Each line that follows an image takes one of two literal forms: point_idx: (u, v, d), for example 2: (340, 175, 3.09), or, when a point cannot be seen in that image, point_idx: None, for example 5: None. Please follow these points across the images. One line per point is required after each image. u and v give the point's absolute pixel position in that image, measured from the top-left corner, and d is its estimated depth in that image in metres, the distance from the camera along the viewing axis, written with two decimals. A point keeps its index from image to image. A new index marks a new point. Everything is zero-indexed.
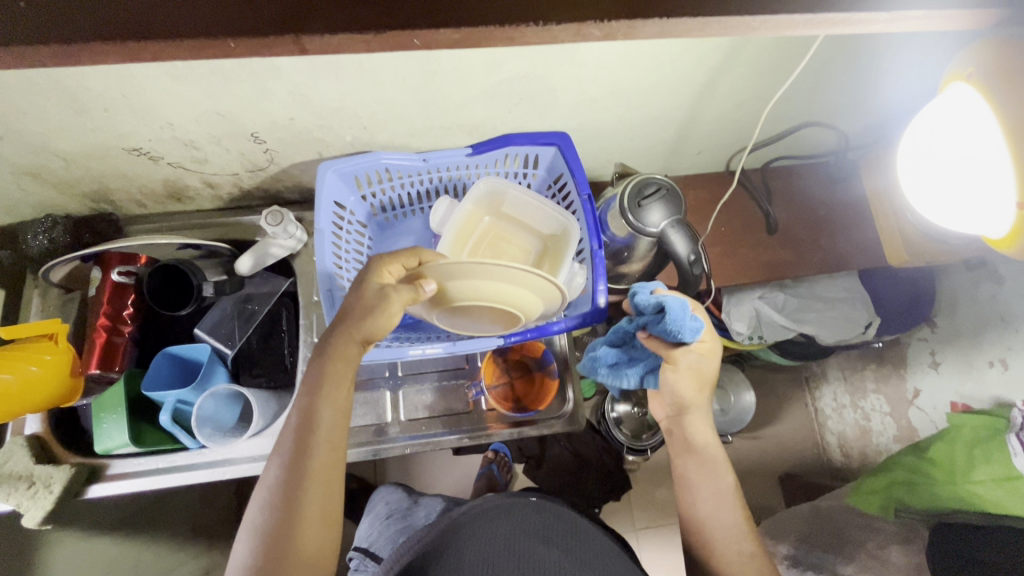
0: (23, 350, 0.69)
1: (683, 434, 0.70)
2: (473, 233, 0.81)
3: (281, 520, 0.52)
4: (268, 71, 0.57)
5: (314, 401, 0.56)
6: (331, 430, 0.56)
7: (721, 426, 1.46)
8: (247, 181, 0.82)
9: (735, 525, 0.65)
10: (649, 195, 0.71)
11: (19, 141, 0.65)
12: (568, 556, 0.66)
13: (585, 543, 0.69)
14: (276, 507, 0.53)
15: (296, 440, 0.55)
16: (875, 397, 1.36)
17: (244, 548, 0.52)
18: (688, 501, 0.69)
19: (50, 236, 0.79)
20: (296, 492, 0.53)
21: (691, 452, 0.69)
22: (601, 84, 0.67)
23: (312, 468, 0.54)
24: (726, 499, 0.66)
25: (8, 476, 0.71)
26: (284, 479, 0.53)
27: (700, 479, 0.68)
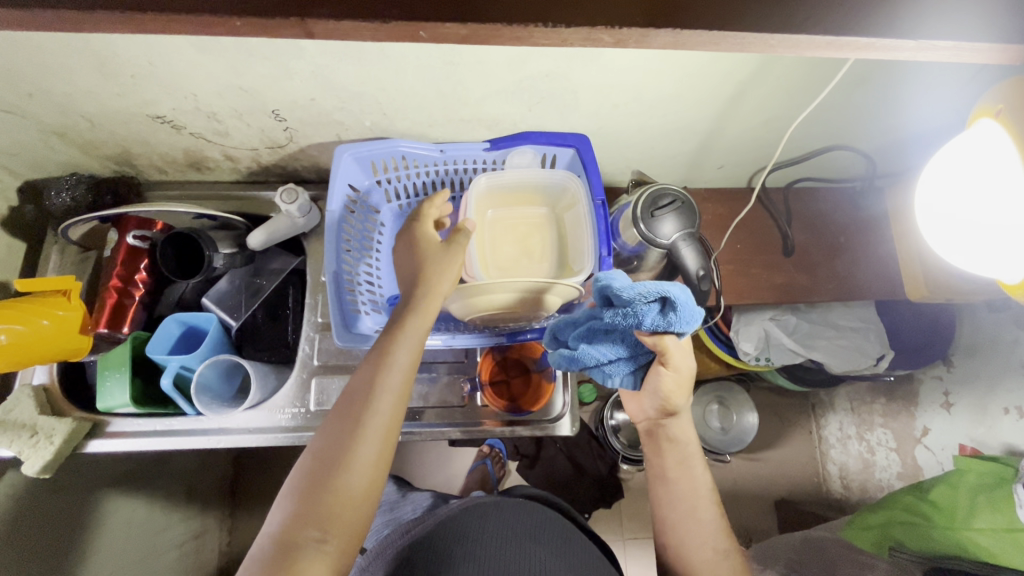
0: (40, 305, 0.71)
1: (663, 434, 0.70)
2: (522, 203, 0.84)
3: (331, 461, 0.52)
4: (292, 51, 0.58)
5: (384, 349, 0.59)
6: (395, 381, 0.57)
7: (721, 444, 1.44)
8: (265, 157, 0.82)
9: (713, 525, 0.65)
10: (663, 207, 0.70)
11: (48, 100, 0.66)
12: (561, 558, 0.65)
13: (578, 550, 0.69)
14: (327, 447, 0.53)
15: (360, 384, 0.57)
16: (882, 432, 1.35)
17: (298, 469, 0.53)
18: (668, 502, 0.67)
19: (73, 194, 0.81)
20: (352, 434, 0.53)
21: (672, 449, 0.69)
22: (624, 88, 0.66)
23: (369, 412, 0.55)
24: (703, 498, 0.66)
25: (12, 424, 0.73)
26: (340, 421, 0.55)
27: (679, 477, 0.68)
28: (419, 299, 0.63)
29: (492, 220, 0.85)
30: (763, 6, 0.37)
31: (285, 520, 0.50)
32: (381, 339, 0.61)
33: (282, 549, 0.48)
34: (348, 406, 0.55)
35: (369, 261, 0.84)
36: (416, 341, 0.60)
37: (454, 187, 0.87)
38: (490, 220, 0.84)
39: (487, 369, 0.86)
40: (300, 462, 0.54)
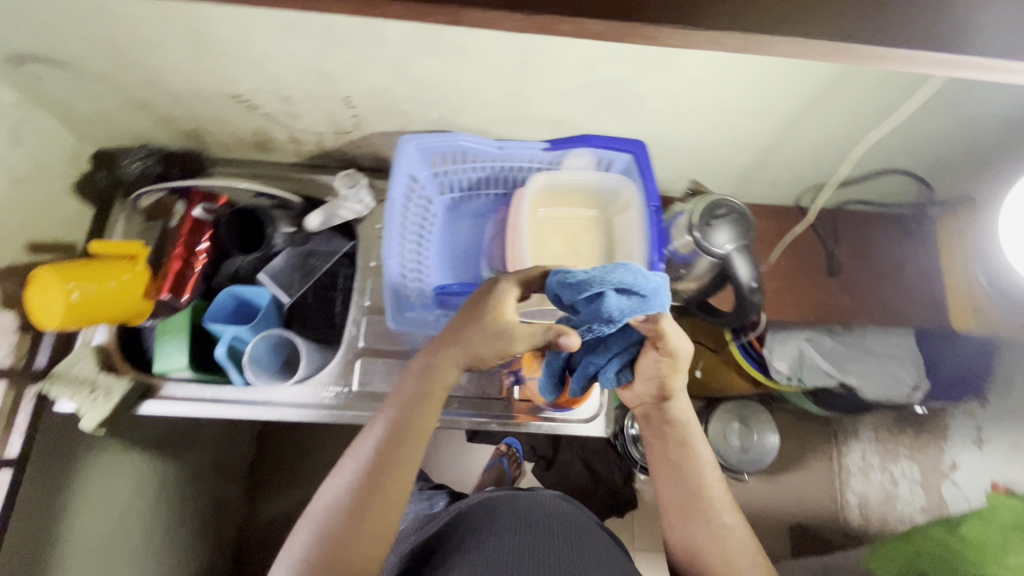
0: (112, 267, 0.74)
1: (661, 416, 0.69)
2: (573, 204, 0.85)
3: (339, 536, 0.57)
4: (375, 38, 0.60)
5: (405, 427, 0.61)
6: (399, 463, 0.60)
7: (742, 463, 1.39)
8: (328, 142, 0.85)
9: (719, 522, 0.65)
10: (720, 216, 0.71)
11: (137, 71, 0.70)
12: (576, 547, 0.65)
13: (595, 542, 0.68)
14: (336, 519, 0.57)
15: (375, 459, 0.60)
16: (907, 464, 1.32)
17: (304, 539, 0.58)
18: (673, 500, 0.68)
19: (145, 163, 0.86)
20: (356, 514, 0.57)
21: (677, 445, 0.69)
22: (690, 96, 0.68)
23: (381, 491, 0.59)
24: (708, 494, 0.67)
25: (74, 378, 0.76)
26: (351, 495, 0.58)
27: (684, 474, 0.68)
28: (440, 377, 0.63)
29: (542, 218, 0.85)
30: (848, 21, 0.41)
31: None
32: (399, 410, 0.62)
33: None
34: (362, 481, 0.59)
35: (420, 251, 0.86)
36: (425, 418, 0.62)
37: (508, 185, 0.88)
38: (540, 218, 0.85)
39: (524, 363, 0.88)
40: (306, 531, 0.58)
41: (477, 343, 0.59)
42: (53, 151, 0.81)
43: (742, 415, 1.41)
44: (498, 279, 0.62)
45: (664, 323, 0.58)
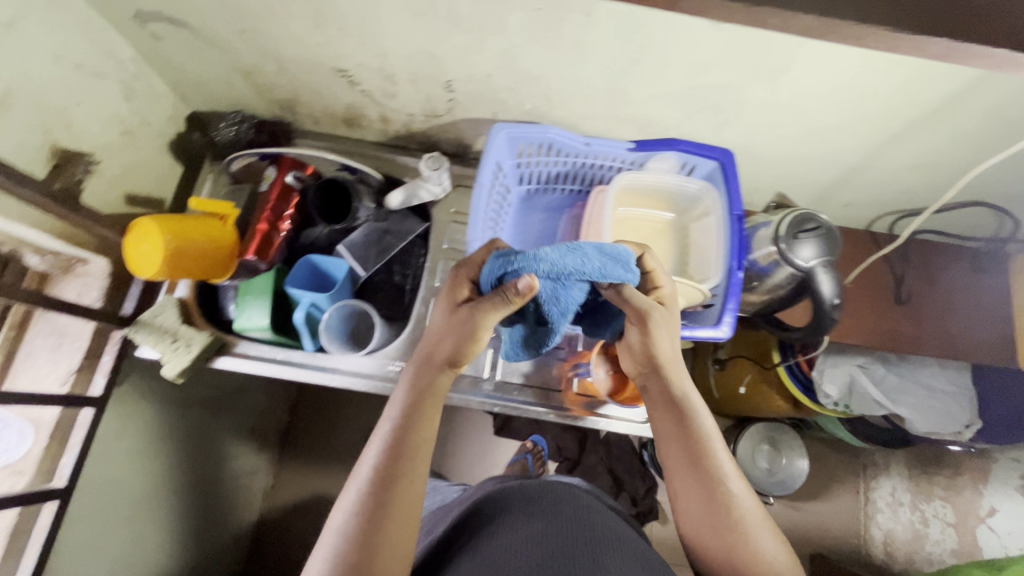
0: (206, 224, 0.77)
1: (662, 386, 0.70)
2: (650, 206, 0.86)
3: (360, 551, 0.55)
4: (495, 25, 0.62)
5: (409, 432, 0.62)
6: (406, 469, 0.60)
7: (766, 486, 1.40)
8: (416, 124, 0.87)
9: (727, 498, 0.64)
10: (808, 231, 0.71)
11: (254, 39, 0.72)
12: (591, 536, 0.62)
13: (612, 532, 0.65)
14: (353, 533, 0.56)
15: (381, 465, 0.60)
16: (941, 504, 1.41)
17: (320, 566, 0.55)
18: (678, 483, 0.67)
19: (238, 129, 0.89)
20: (377, 527, 0.56)
21: (678, 424, 0.68)
22: (791, 109, 0.68)
23: (394, 499, 0.58)
24: (714, 472, 0.65)
25: (158, 327, 0.79)
26: (365, 508, 0.57)
27: (686, 454, 0.67)
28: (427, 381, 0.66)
29: (619, 218, 0.86)
30: (972, 27, 0.42)
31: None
32: (398, 417, 0.63)
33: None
34: (375, 492, 0.58)
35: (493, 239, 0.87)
36: (420, 421, 0.63)
37: (585, 182, 0.90)
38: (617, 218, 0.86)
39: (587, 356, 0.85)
40: (322, 559, 0.55)
41: (445, 333, 0.65)
42: (156, 108, 0.84)
43: (772, 438, 1.44)
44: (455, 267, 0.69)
45: (625, 288, 0.65)
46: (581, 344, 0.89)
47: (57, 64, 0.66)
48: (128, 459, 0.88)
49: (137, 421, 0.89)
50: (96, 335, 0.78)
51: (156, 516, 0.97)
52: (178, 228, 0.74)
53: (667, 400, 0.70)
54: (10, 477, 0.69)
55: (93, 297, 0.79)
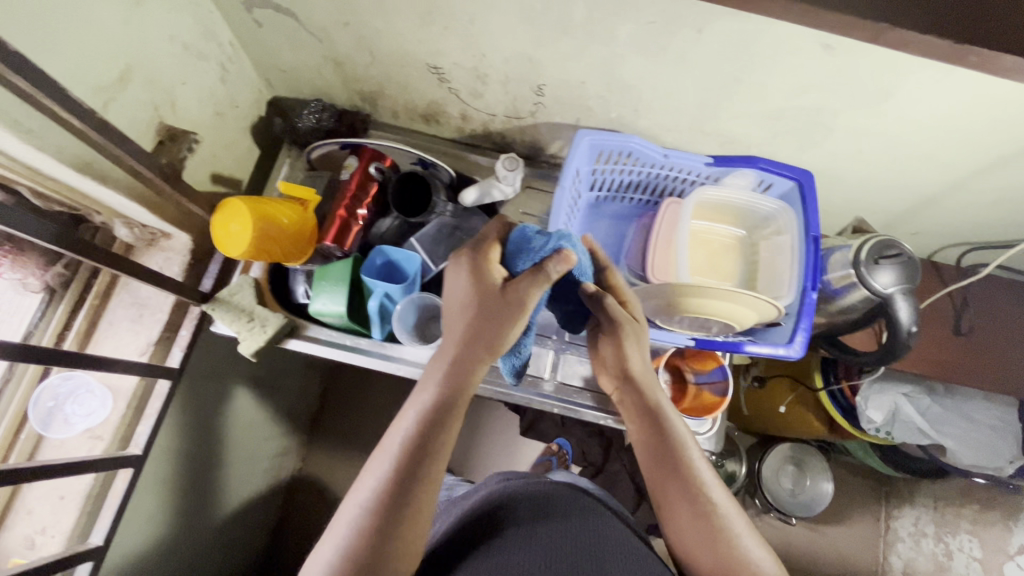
0: (291, 209, 0.79)
1: (637, 398, 0.70)
2: (721, 221, 0.87)
3: (373, 544, 0.52)
4: (604, 34, 0.63)
5: (434, 427, 0.59)
6: (421, 469, 0.56)
7: (789, 506, 1.42)
8: (495, 125, 0.88)
9: (706, 507, 0.62)
10: (889, 257, 0.71)
11: (356, 32, 0.73)
12: (592, 542, 0.57)
13: (617, 540, 0.60)
14: (366, 525, 0.53)
15: (401, 455, 0.57)
16: (967, 538, 1.33)
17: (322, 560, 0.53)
18: (662, 491, 0.65)
19: (319, 118, 0.90)
20: (386, 529, 0.53)
21: (656, 434, 0.68)
22: (883, 135, 0.69)
23: (412, 493, 0.55)
24: (693, 478, 0.64)
25: (235, 306, 0.81)
26: (381, 499, 0.54)
27: (662, 462, 0.66)
28: (455, 367, 0.62)
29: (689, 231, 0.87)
30: None
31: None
32: (422, 408, 0.60)
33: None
34: (392, 483, 0.55)
35: None
36: (439, 418, 0.59)
37: (656, 192, 0.90)
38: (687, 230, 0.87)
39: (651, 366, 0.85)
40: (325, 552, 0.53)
41: (478, 316, 0.63)
42: (244, 91, 0.86)
43: (798, 459, 1.45)
44: (480, 245, 0.67)
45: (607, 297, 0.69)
46: None
47: (170, 43, 0.68)
48: (185, 445, 0.91)
49: (196, 412, 0.91)
50: (174, 309, 0.80)
51: (200, 488, 0.98)
52: (266, 212, 0.75)
53: (642, 407, 0.70)
54: (90, 441, 0.74)
55: (175, 270, 0.81)
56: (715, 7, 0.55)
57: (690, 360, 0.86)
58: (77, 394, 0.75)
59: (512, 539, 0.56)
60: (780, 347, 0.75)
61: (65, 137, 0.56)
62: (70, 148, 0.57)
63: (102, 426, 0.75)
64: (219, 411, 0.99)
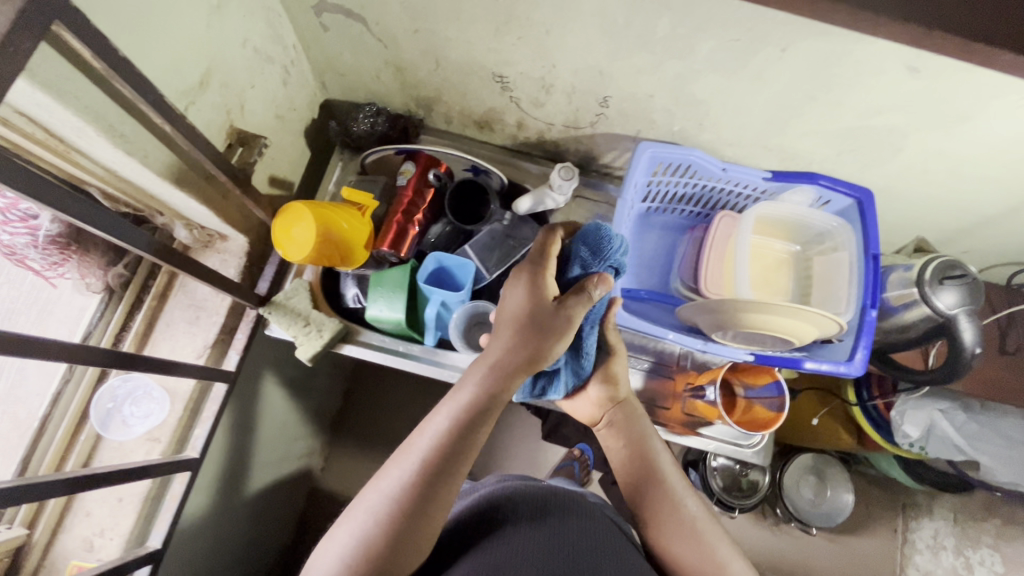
0: (353, 214, 0.79)
1: (623, 419, 0.75)
2: (774, 238, 0.87)
3: (397, 541, 0.49)
4: (684, 49, 0.63)
5: (473, 427, 0.56)
6: (453, 467, 0.53)
7: (812, 517, 1.36)
8: (551, 134, 0.88)
9: (687, 513, 0.66)
10: (954, 278, 0.72)
11: (425, 38, 0.73)
12: (588, 535, 0.57)
13: (608, 538, 0.59)
14: (390, 521, 0.50)
15: (435, 455, 0.53)
16: (988, 552, 1.33)
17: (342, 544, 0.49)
18: (644, 501, 0.68)
19: (373, 123, 0.89)
20: (413, 521, 0.50)
21: (639, 448, 0.72)
22: (952, 155, 0.69)
23: (442, 492, 0.52)
24: (672, 487, 0.69)
25: (291, 310, 0.81)
26: (410, 496, 0.51)
27: (642, 473, 0.70)
28: (494, 370, 0.59)
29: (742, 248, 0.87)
30: None
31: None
32: (459, 409, 0.56)
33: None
34: (423, 481, 0.52)
35: None
36: (475, 417, 0.56)
37: (709, 205, 0.91)
38: None
39: (703, 380, 0.85)
40: (345, 535, 0.50)
41: (526, 324, 0.60)
42: (302, 94, 0.86)
43: (819, 469, 1.40)
44: (536, 252, 0.64)
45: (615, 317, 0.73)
46: (691, 363, 0.90)
47: (244, 46, 0.67)
48: (227, 446, 0.90)
49: (239, 413, 0.91)
50: (230, 311, 0.80)
51: (237, 488, 0.98)
52: (327, 216, 0.75)
53: (630, 425, 0.74)
54: (148, 444, 0.74)
55: (231, 272, 0.80)
56: (807, 28, 0.56)
57: (742, 374, 0.86)
58: (136, 396, 0.75)
59: (501, 526, 0.55)
60: (840, 364, 0.75)
61: (150, 142, 0.55)
62: (154, 152, 0.56)
63: (159, 428, 0.75)
64: (256, 412, 0.98)
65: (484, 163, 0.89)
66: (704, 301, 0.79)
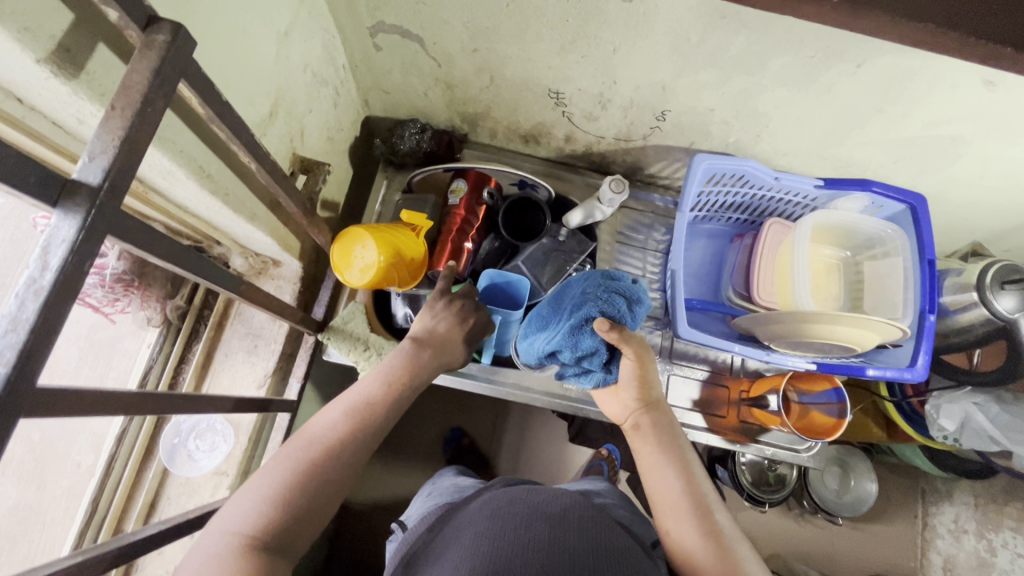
0: (409, 235, 0.76)
1: (648, 422, 0.65)
2: (824, 244, 0.86)
3: (341, 467, 0.47)
4: (754, 66, 0.63)
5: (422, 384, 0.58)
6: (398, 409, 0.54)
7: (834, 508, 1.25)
8: (600, 145, 0.88)
9: (711, 526, 0.56)
10: (1015, 282, 0.73)
11: (483, 57, 0.72)
12: (597, 546, 0.50)
13: (627, 549, 0.52)
14: (338, 443, 0.48)
15: (377, 409, 0.52)
16: None
17: (289, 455, 0.46)
18: (660, 499, 0.60)
19: (419, 139, 0.88)
20: (355, 446, 0.49)
21: (664, 450, 0.62)
22: (1013, 161, 0.70)
23: (371, 448, 0.51)
24: (697, 493, 0.58)
25: (349, 334, 0.79)
26: (349, 439, 0.49)
27: (662, 475, 0.61)
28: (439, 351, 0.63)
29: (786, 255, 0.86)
30: None
31: (262, 533, 0.42)
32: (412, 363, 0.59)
33: (252, 561, 0.40)
34: (362, 427, 0.50)
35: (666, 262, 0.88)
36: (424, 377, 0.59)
37: (756, 212, 0.91)
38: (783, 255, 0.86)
39: (760, 390, 0.85)
40: (292, 449, 0.47)
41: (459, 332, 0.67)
42: (348, 114, 0.85)
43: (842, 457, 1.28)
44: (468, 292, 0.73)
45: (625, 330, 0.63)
46: (745, 371, 0.90)
47: (303, 72, 0.66)
48: None
49: None
50: (287, 337, 0.79)
51: None
52: (382, 237, 0.72)
53: (659, 428, 0.65)
54: (215, 478, 0.74)
55: (287, 298, 0.79)
56: (887, 46, 0.56)
57: (799, 382, 0.86)
58: (199, 429, 0.74)
59: (496, 530, 0.50)
60: (903, 370, 0.76)
61: (229, 179, 0.54)
62: (231, 189, 0.55)
63: (225, 462, 0.75)
64: None
65: (532, 176, 0.88)
66: (765, 313, 0.79)
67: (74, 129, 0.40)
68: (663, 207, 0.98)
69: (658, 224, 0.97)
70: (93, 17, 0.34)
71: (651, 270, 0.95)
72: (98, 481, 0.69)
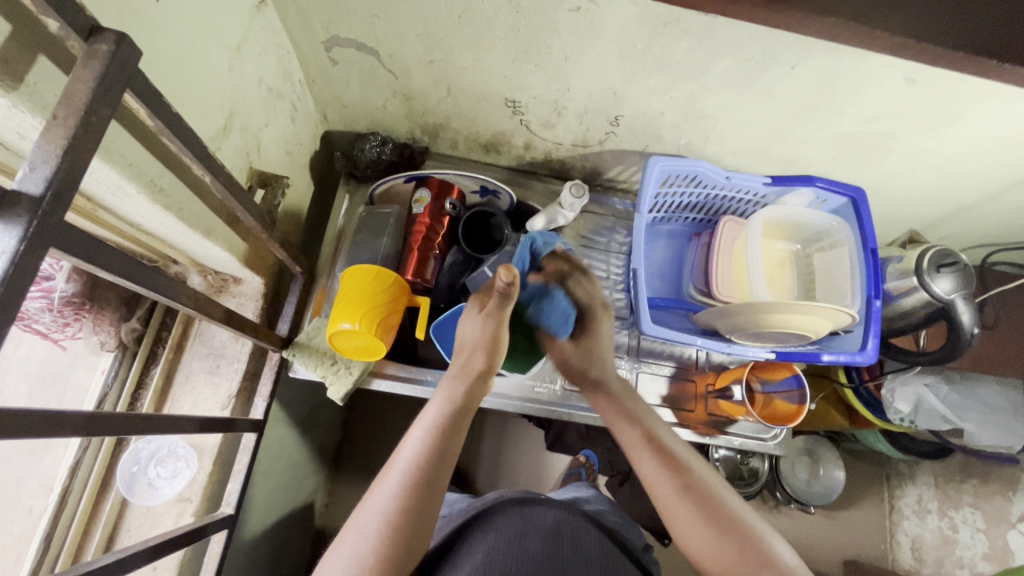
0: (367, 301, 0.69)
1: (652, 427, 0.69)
2: (775, 239, 0.90)
3: (422, 494, 0.51)
4: (697, 71, 0.66)
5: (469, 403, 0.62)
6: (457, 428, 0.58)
7: (804, 497, 1.26)
8: (560, 152, 0.90)
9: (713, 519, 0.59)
10: (948, 266, 0.78)
11: (439, 69, 0.73)
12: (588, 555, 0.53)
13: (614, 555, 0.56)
14: (411, 477, 0.52)
15: (440, 434, 0.56)
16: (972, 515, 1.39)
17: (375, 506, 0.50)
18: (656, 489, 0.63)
19: (380, 151, 0.88)
20: (433, 473, 0.53)
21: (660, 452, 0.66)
22: (938, 153, 0.75)
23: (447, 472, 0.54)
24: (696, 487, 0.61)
25: (316, 350, 0.78)
26: (422, 474, 0.52)
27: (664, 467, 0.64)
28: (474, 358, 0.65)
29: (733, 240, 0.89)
30: None
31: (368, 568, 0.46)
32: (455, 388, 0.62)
33: None
34: (434, 453, 0.54)
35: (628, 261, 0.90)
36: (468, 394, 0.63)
37: (710, 210, 0.94)
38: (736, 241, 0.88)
39: (726, 380, 0.89)
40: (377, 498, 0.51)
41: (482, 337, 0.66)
42: (307, 128, 0.84)
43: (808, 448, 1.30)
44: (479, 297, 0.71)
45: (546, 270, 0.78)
46: (709, 365, 0.93)
47: (258, 85, 0.66)
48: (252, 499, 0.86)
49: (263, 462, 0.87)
50: (251, 356, 0.77)
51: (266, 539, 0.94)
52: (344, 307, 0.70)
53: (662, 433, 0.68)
54: (179, 505, 0.71)
55: (250, 316, 0.78)
56: (816, 46, 0.60)
57: (759, 371, 0.90)
58: (160, 456, 0.72)
59: (492, 545, 0.53)
60: (855, 354, 0.79)
61: (183, 194, 0.53)
62: (187, 204, 0.54)
63: (189, 488, 0.72)
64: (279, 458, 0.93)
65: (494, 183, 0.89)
66: (724, 307, 0.82)
67: (15, 145, 0.40)
68: (623, 210, 1.00)
69: (619, 227, 0.99)
70: (31, 28, 0.33)
71: (614, 270, 0.96)
72: (52, 515, 0.66)
